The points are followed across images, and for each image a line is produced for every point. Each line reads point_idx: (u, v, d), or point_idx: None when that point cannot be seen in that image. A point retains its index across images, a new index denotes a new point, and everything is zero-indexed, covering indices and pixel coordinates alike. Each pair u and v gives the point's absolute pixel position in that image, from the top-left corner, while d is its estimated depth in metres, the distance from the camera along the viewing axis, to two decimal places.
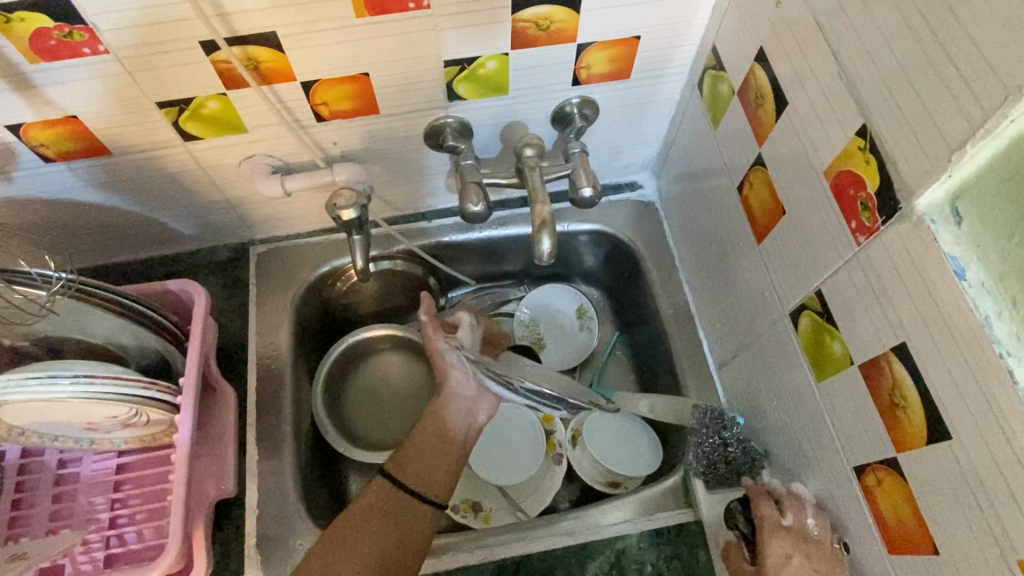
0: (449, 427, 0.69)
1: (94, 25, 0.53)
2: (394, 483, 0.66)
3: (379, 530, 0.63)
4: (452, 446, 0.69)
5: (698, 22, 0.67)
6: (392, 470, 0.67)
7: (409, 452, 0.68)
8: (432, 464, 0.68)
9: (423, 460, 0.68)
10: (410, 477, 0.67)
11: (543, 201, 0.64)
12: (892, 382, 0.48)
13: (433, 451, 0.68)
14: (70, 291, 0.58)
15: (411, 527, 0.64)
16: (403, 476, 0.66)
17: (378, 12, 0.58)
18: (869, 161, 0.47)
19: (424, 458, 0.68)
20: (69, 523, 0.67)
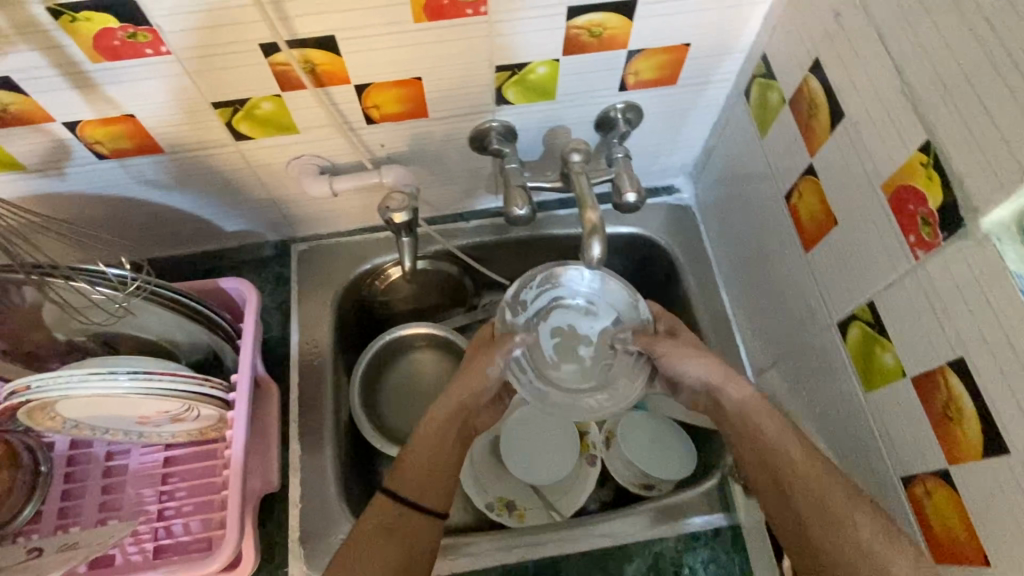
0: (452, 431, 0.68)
1: (158, 26, 0.54)
2: (395, 498, 0.64)
3: (379, 547, 0.61)
4: (446, 441, 0.67)
5: (748, 31, 0.67)
6: (392, 483, 0.65)
7: (409, 454, 0.66)
8: (425, 466, 0.65)
9: (418, 461, 0.65)
10: (408, 490, 0.64)
11: (592, 207, 0.65)
12: (947, 396, 0.49)
13: (433, 448, 0.66)
14: (145, 292, 0.59)
15: (404, 542, 0.62)
16: (403, 489, 0.64)
17: (435, 18, 0.58)
18: (932, 177, 0.47)
19: (420, 459, 0.66)
20: (118, 514, 0.68)
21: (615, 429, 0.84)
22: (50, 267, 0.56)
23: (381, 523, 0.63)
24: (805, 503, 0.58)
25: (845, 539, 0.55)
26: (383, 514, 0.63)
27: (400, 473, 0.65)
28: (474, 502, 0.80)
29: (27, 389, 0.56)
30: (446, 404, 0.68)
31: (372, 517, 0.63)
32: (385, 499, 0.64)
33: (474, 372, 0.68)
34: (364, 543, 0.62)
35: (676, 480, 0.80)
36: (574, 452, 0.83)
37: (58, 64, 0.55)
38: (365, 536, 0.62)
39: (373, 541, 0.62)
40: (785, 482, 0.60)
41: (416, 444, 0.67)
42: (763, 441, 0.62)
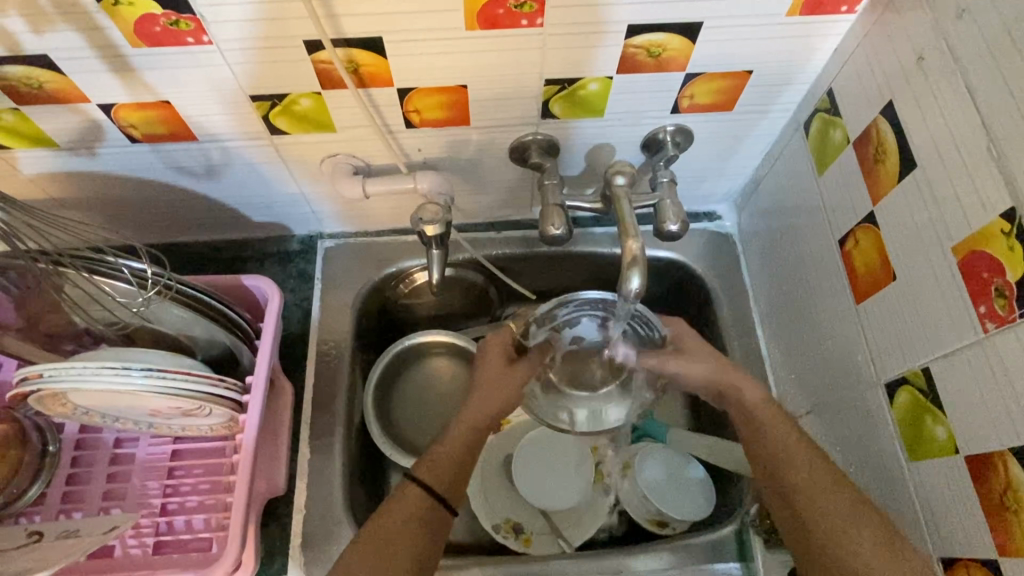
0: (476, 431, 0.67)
1: (202, 15, 0.52)
2: (434, 494, 0.61)
3: (415, 541, 0.59)
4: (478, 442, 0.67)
5: (815, 63, 0.63)
6: (426, 475, 0.63)
7: (440, 448, 0.65)
8: (458, 462, 0.64)
9: (456, 457, 0.64)
10: (437, 482, 0.62)
11: (633, 236, 0.62)
12: (1005, 483, 0.46)
13: (469, 444, 0.66)
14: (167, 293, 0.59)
15: (440, 532, 0.61)
16: (439, 484, 0.62)
17: (489, 27, 0.55)
18: (1014, 247, 0.44)
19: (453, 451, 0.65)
20: (121, 504, 0.67)
21: (632, 459, 0.81)
22: (57, 255, 0.55)
23: (418, 514, 0.60)
24: (820, 515, 0.56)
25: (859, 550, 0.53)
26: (414, 504, 0.61)
27: (426, 462, 0.64)
28: (480, 521, 0.78)
29: (39, 376, 0.55)
30: (482, 408, 0.67)
31: (403, 507, 0.61)
32: (416, 491, 0.61)
33: (488, 382, 0.69)
34: (401, 535, 0.59)
35: (692, 521, 0.77)
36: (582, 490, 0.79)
37: (97, 45, 0.54)
38: (399, 529, 0.59)
39: (407, 534, 0.59)
40: (796, 487, 0.58)
41: (450, 438, 0.66)
42: (767, 438, 0.62)
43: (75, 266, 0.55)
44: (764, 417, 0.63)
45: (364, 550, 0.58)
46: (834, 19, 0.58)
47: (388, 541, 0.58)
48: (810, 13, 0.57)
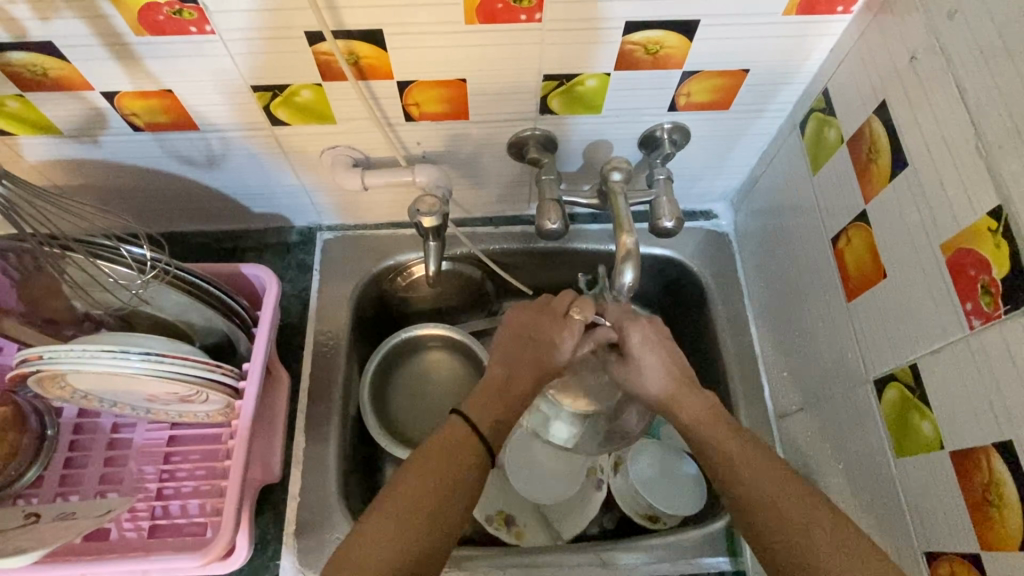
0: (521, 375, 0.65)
1: (205, 6, 0.52)
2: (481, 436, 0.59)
3: (469, 487, 0.56)
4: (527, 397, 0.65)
5: (811, 62, 0.64)
6: (487, 429, 0.60)
7: (495, 402, 0.62)
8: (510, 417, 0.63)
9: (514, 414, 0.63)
10: (483, 424, 0.60)
11: (627, 231, 0.63)
12: (988, 478, 0.46)
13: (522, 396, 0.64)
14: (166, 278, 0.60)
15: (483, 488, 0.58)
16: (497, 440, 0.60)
17: (488, 21, 0.56)
18: (1000, 245, 0.44)
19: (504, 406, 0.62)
20: (118, 488, 0.67)
21: (624, 456, 0.82)
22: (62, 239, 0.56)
23: (477, 465, 0.57)
24: (775, 513, 0.53)
25: (815, 546, 0.51)
26: (472, 454, 0.58)
27: (483, 412, 0.61)
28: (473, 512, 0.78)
29: (39, 358, 0.56)
30: (525, 370, 0.65)
31: (464, 453, 0.57)
32: (476, 441, 0.58)
33: (537, 330, 0.67)
34: (456, 479, 0.56)
35: (683, 516, 0.78)
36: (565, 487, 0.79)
37: (102, 33, 0.54)
38: (454, 473, 0.56)
39: (464, 478, 0.56)
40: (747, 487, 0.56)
41: (506, 391, 0.63)
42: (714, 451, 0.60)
43: (80, 251, 0.56)
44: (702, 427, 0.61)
45: (413, 489, 0.54)
46: (829, 19, 0.59)
47: (440, 481, 0.55)
48: (805, 12, 0.58)
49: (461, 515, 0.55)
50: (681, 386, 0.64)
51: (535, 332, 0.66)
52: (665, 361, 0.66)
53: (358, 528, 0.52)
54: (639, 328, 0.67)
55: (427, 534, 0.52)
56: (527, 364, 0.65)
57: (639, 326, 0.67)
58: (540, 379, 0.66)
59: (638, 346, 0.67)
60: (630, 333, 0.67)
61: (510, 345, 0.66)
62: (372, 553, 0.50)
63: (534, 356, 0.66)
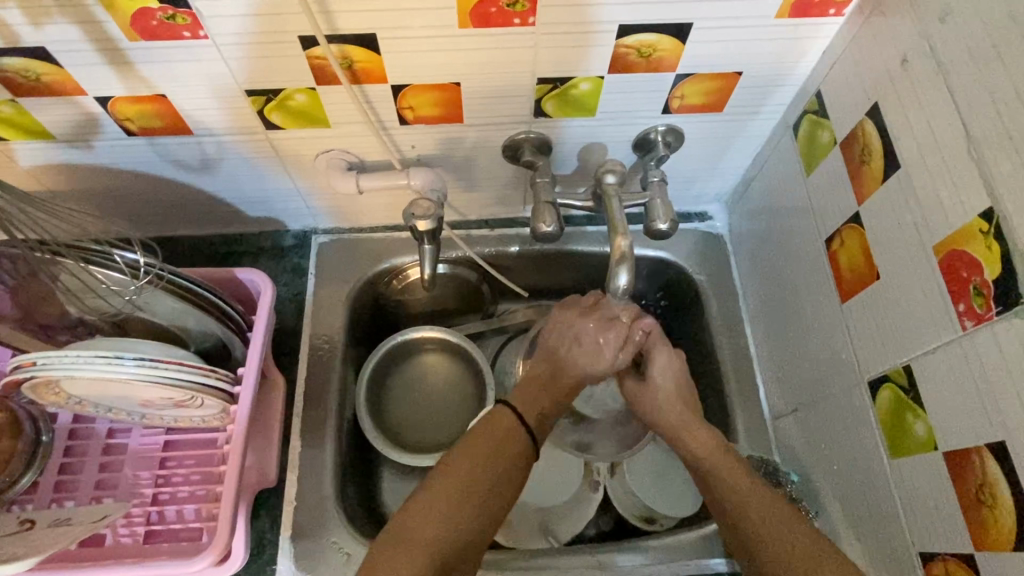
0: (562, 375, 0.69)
1: (198, 10, 0.52)
2: (526, 425, 0.65)
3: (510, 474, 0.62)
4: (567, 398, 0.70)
5: (804, 64, 0.64)
6: (533, 423, 0.66)
7: (540, 402, 0.67)
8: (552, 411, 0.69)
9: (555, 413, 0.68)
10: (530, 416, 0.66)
11: (621, 233, 0.63)
12: (981, 478, 0.46)
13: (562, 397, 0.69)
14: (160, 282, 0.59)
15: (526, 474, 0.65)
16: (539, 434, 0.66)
17: (481, 25, 0.56)
18: (991, 246, 0.45)
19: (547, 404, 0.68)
20: (113, 493, 0.67)
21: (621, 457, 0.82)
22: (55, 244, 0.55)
23: (521, 454, 0.63)
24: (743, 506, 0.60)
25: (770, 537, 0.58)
26: (518, 444, 0.64)
27: (529, 405, 0.67)
28: None
29: (33, 364, 0.56)
30: (564, 373, 0.69)
31: (509, 442, 0.63)
32: (522, 433, 0.64)
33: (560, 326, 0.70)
34: (501, 464, 0.61)
35: (679, 518, 0.78)
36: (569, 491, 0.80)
37: (94, 39, 0.54)
38: (498, 461, 0.61)
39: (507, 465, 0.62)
40: (748, 517, 0.60)
41: (547, 391, 0.68)
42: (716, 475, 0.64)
43: (73, 256, 0.56)
44: (715, 460, 0.64)
45: (461, 474, 0.59)
46: (822, 21, 0.59)
47: (486, 467, 0.60)
48: (798, 15, 0.58)
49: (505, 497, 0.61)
50: (688, 420, 0.67)
51: (576, 334, 0.68)
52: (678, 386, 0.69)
53: (409, 507, 0.57)
54: (664, 352, 0.69)
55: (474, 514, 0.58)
56: (570, 367, 0.68)
57: (662, 352, 0.69)
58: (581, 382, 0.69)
59: (658, 370, 0.69)
60: (654, 356, 0.69)
61: (555, 348, 0.69)
62: (423, 528, 0.56)
63: (563, 360, 0.69)
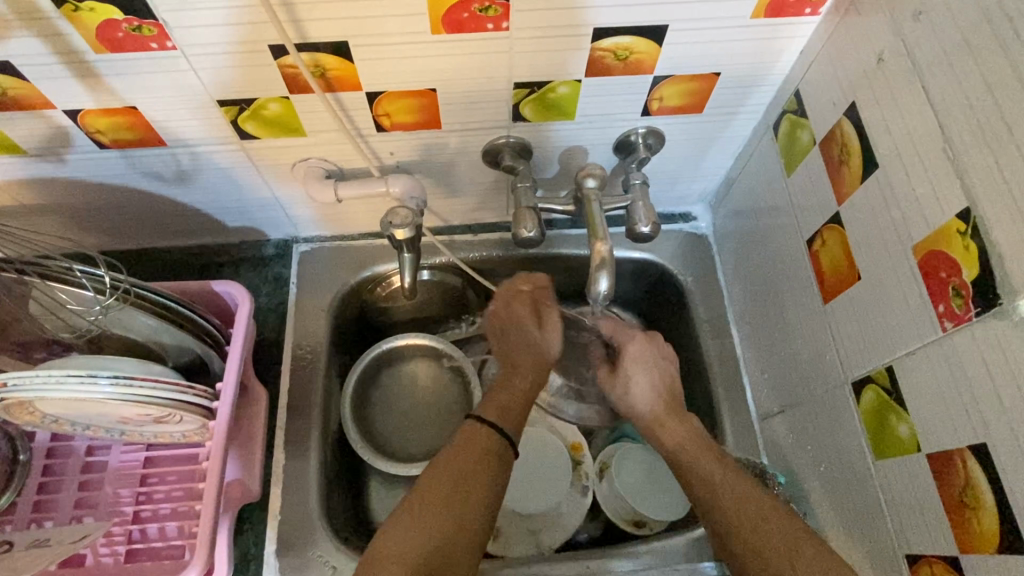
0: (520, 376, 0.70)
1: (164, 21, 0.51)
2: (497, 429, 0.64)
3: (486, 477, 0.60)
4: (534, 386, 0.70)
5: (782, 64, 0.64)
6: (494, 418, 0.65)
7: (501, 394, 0.68)
8: (516, 404, 0.67)
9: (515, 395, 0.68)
10: (491, 413, 0.65)
11: (601, 238, 0.63)
12: (964, 481, 0.46)
13: (522, 388, 0.69)
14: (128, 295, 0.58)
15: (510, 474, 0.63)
16: (506, 424, 0.65)
17: (454, 31, 0.55)
18: (969, 246, 0.44)
19: (515, 395, 0.68)
20: (93, 512, 0.66)
21: (609, 461, 0.82)
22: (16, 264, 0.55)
23: (491, 450, 0.62)
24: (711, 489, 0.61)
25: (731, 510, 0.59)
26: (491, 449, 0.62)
27: (490, 406, 0.66)
28: None
29: (3, 386, 0.54)
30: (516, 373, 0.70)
31: (477, 446, 0.62)
32: (488, 431, 0.63)
33: (505, 321, 0.73)
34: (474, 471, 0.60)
35: (669, 522, 0.77)
36: (558, 495, 0.79)
37: (59, 52, 0.53)
38: (478, 475, 0.59)
39: (479, 474, 0.60)
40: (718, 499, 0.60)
41: (511, 386, 0.69)
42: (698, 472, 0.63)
43: (36, 277, 0.55)
44: (689, 450, 0.65)
45: (433, 486, 0.58)
46: (798, 21, 0.58)
47: (453, 475, 0.59)
48: (774, 15, 0.57)
49: (484, 499, 0.59)
50: (668, 412, 0.69)
51: (515, 317, 0.73)
52: (653, 379, 0.71)
53: (389, 526, 0.55)
54: (637, 343, 0.74)
55: (449, 525, 0.56)
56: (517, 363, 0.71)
57: (637, 343, 0.74)
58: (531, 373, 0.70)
59: (632, 360, 0.73)
60: (629, 347, 0.74)
61: (506, 336, 0.73)
62: (396, 544, 0.54)
63: (516, 344, 0.72)
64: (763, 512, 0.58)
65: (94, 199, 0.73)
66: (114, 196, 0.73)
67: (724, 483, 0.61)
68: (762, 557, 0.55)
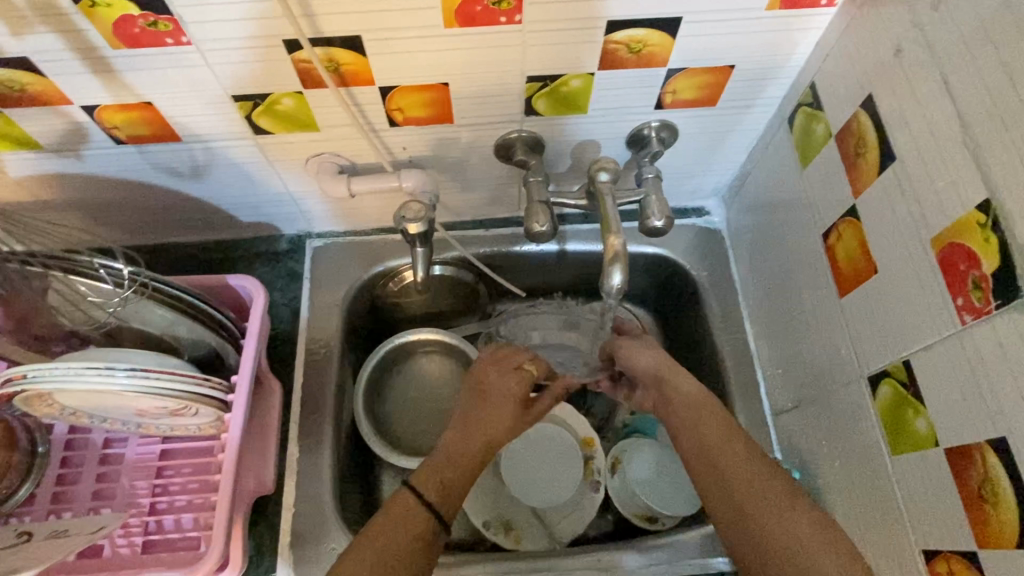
0: (469, 445, 0.63)
1: (180, 16, 0.52)
2: (434, 509, 0.56)
3: (417, 553, 0.53)
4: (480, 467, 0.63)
5: (797, 56, 0.63)
6: (434, 498, 0.57)
7: (445, 465, 0.61)
8: (459, 481, 0.60)
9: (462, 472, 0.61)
10: (432, 490, 0.58)
11: (615, 232, 0.63)
12: (983, 474, 0.45)
13: (482, 450, 0.63)
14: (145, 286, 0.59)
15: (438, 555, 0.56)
16: (444, 504, 0.57)
17: (467, 25, 0.55)
18: (989, 239, 0.44)
19: (459, 474, 0.61)
20: (110, 503, 0.67)
21: (622, 456, 0.82)
22: (37, 257, 0.56)
23: (425, 529, 0.55)
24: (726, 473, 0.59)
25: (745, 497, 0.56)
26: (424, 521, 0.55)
27: (429, 479, 0.59)
28: (470, 518, 0.78)
29: (22, 377, 0.55)
30: (474, 445, 0.63)
31: (413, 517, 0.55)
32: (427, 510, 0.56)
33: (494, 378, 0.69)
34: (410, 539, 0.54)
35: (681, 517, 0.77)
36: (571, 490, 0.79)
37: (76, 47, 0.54)
38: (411, 538, 0.54)
39: (411, 543, 0.54)
40: (731, 482, 0.58)
41: (457, 455, 0.62)
42: (728, 470, 0.59)
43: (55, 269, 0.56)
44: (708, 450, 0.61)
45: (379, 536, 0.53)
46: (813, 12, 0.58)
47: (393, 546, 0.53)
48: (788, 6, 0.57)
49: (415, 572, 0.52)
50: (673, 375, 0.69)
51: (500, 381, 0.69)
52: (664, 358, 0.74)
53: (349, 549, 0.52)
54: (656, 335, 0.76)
55: None
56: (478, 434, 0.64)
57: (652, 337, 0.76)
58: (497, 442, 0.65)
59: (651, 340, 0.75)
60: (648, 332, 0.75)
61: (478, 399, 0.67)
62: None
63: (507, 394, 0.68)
64: (781, 499, 0.56)
65: (110, 194, 0.74)
66: (129, 191, 0.73)
67: (744, 473, 0.58)
68: (779, 501, 0.55)
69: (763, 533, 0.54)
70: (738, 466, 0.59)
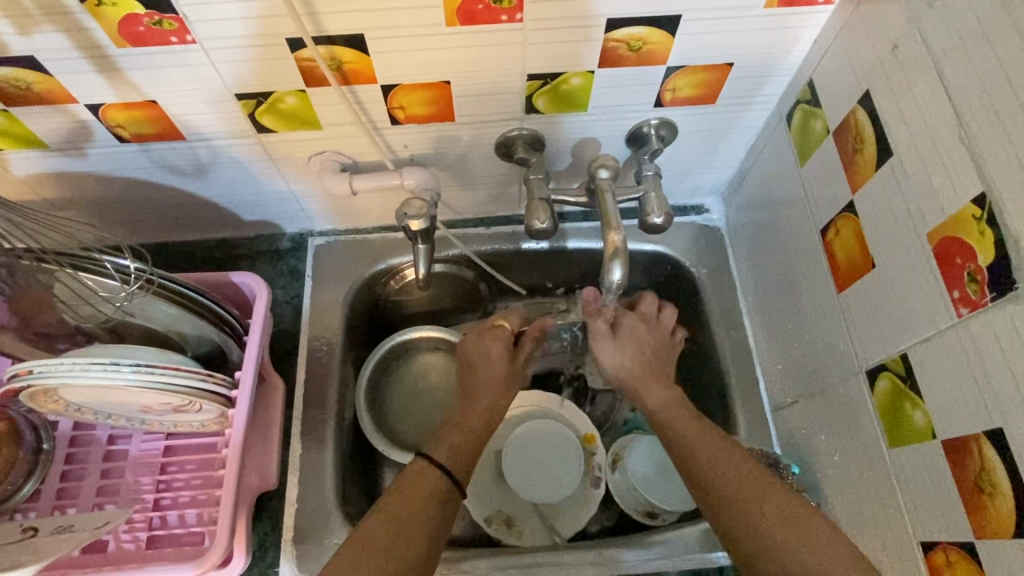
0: (473, 412, 0.67)
1: (184, 14, 0.52)
2: (448, 474, 0.60)
3: (430, 517, 0.57)
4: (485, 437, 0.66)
5: (796, 54, 0.64)
6: (445, 460, 0.62)
7: (452, 434, 0.65)
8: (468, 446, 0.64)
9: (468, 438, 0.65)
10: (444, 455, 0.62)
11: (615, 227, 0.63)
12: (980, 466, 0.46)
13: (486, 412, 0.68)
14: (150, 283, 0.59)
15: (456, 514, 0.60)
16: (458, 470, 0.61)
17: (468, 23, 0.56)
18: (985, 232, 0.44)
19: (466, 438, 0.65)
20: (115, 499, 0.67)
21: (622, 452, 0.82)
22: (43, 253, 0.57)
23: (438, 493, 0.59)
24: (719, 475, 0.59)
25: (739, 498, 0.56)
26: (435, 485, 0.59)
27: (440, 447, 0.63)
28: (472, 513, 0.78)
29: (28, 373, 0.55)
30: (475, 411, 0.67)
31: (419, 488, 0.58)
32: (437, 474, 0.60)
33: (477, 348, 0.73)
34: (420, 507, 0.57)
35: (681, 513, 0.77)
36: (572, 486, 0.79)
37: (82, 46, 0.54)
38: (421, 506, 0.57)
39: (424, 509, 0.57)
40: (725, 483, 0.58)
41: (462, 425, 0.66)
42: (715, 471, 0.59)
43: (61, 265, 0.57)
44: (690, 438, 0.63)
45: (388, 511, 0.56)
46: (811, 10, 0.58)
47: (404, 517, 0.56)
48: (787, 4, 0.57)
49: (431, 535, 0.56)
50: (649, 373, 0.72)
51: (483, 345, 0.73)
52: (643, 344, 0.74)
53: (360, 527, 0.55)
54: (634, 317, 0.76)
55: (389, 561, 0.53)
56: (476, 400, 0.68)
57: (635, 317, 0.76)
58: (499, 404, 0.69)
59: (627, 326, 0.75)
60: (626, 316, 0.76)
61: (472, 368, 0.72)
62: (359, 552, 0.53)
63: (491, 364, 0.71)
64: (775, 500, 0.55)
65: (114, 193, 0.74)
66: (133, 190, 0.74)
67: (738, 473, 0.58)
68: (772, 500, 0.55)
69: (756, 535, 0.54)
70: (730, 467, 0.59)
